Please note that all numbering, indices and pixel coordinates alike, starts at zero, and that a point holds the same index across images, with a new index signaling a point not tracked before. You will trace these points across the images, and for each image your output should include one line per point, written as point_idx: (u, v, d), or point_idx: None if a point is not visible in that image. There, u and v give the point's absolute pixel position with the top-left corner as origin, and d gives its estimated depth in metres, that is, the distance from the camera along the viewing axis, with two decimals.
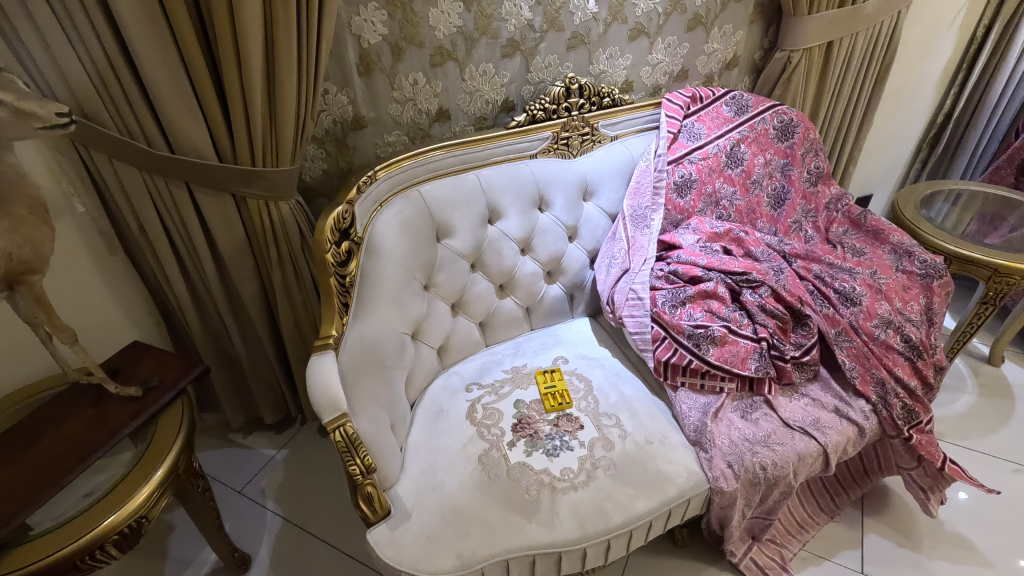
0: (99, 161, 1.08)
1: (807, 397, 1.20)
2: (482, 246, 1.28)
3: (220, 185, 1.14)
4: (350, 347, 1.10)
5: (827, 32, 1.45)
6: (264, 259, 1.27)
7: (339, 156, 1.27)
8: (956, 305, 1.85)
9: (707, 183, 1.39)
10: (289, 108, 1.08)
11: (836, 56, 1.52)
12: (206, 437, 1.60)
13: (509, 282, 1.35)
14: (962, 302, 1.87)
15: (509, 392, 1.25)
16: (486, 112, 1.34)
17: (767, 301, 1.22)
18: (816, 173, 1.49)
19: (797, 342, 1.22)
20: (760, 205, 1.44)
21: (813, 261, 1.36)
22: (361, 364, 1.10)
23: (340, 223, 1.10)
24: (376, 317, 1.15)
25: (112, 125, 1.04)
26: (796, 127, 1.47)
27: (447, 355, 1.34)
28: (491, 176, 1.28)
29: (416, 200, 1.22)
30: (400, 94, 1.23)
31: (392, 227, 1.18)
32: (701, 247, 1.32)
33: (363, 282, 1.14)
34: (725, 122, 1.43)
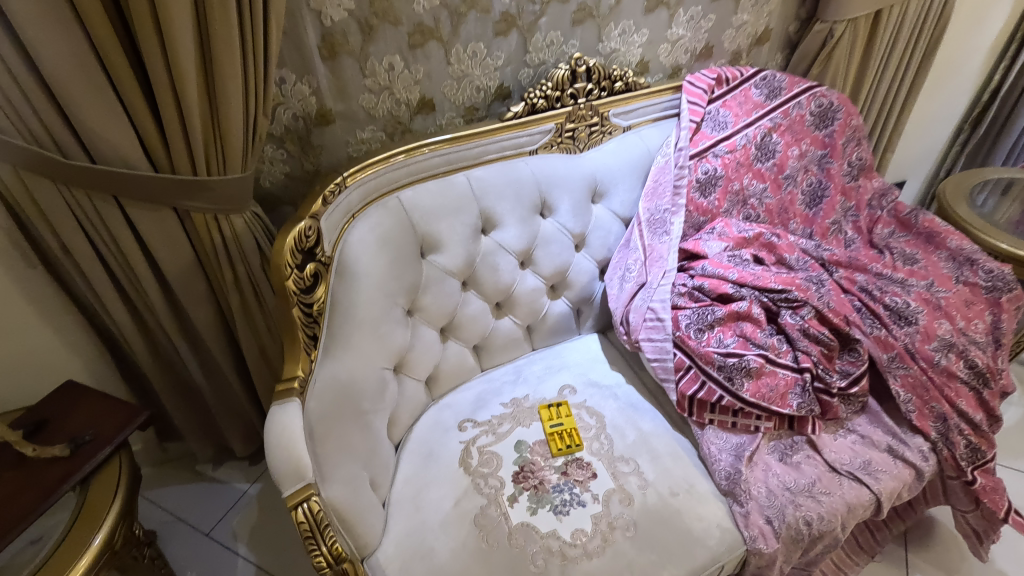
0: (4, 174, 0.88)
1: (855, 433, 1.03)
2: (475, 261, 1.09)
3: (157, 198, 0.94)
4: (320, 390, 0.93)
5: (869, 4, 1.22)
6: (218, 280, 1.08)
7: (304, 157, 1.07)
8: None
9: (734, 180, 1.21)
10: (234, 103, 0.88)
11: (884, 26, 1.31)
12: (171, 470, 1.44)
13: (506, 300, 1.17)
14: None
15: (509, 431, 1.08)
16: (477, 100, 1.13)
17: (810, 325, 1.03)
18: (859, 165, 1.29)
19: (843, 371, 1.03)
20: (794, 204, 1.25)
21: (858, 270, 1.18)
22: (334, 409, 0.93)
23: (303, 242, 0.93)
24: (351, 351, 0.98)
25: (15, 131, 0.84)
26: (836, 112, 1.27)
27: (437, 385, 1.17)
28: (484, 177, 1.08)
29: (395, 209, 1.02)
30: (373, 82, 1.02)
31: (368, 243, 0.99)
32: (728, 257, 1.14)
33: (334, 311, 0.97)
34: (755, 108, 1.23)
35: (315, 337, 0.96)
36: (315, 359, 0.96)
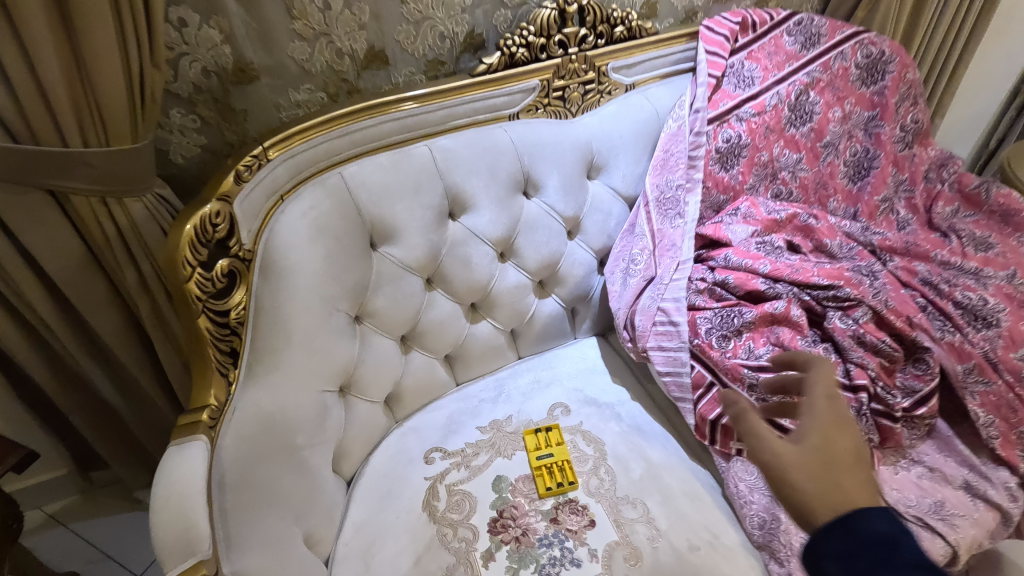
0: None
1: (922, 465, 0.81)
2: (441, 253, 0.88)
3: (20, 177, 0.73)
4: (237, 422, 0.73)
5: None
6: (121, 281, 0.87)
7: (223, 125, 0.84)
8: None
9: (762, 150, 1.00)
10: (102, 47, 0.66)
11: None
12: (103, 497, 1.24)
13: (484, 300, 0.95)
14: None
15: (486, 464, 0.87)
16: (442, 52, 0.91)
17: (865, 330, 0.81)
18: (914, 130, 1.06)
19: (905, 387, 0.81)
20: (835, 177, 1.04)
21: (917, 258, 0.96)
22: (255, 445, 0.73)
23: (210, 231, 0.71)
24: (280, 370, 0.77)
25: None
26: (887, 64, 1.04)
27: (399, 405, 0.95)
28: (451, 148, 0.86)
29: (335, 188, 0.80)
30: (305, 25, 0.80)
31: (299, 232, 0.77)
32: (755, 244, 0.93)
33: (258, 320, 0.76)
34: (788, 59, 1.00)
35: (236, 353, 0.75)
36: (234, 382, 0.75)
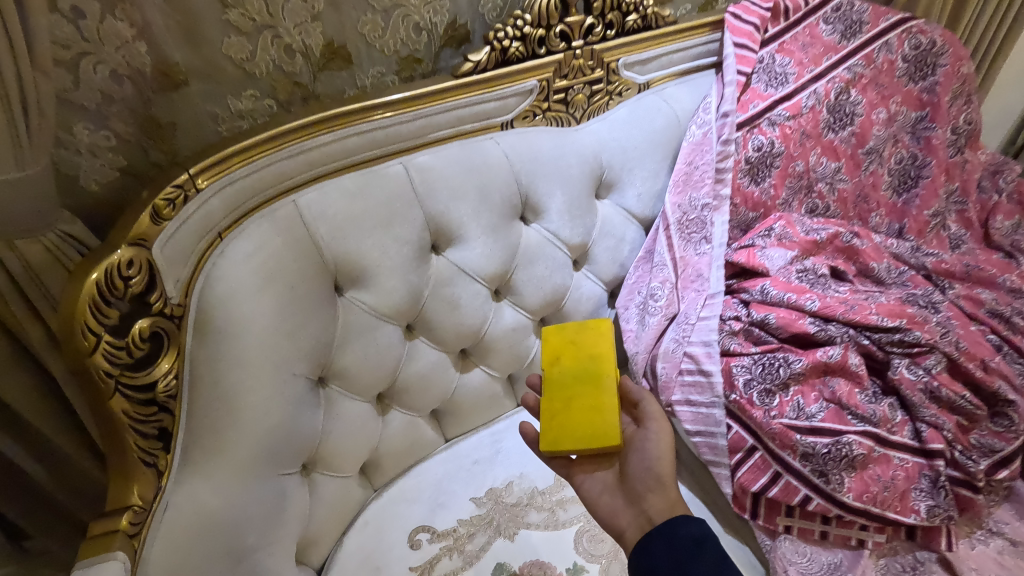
0: None
1: (1003, 538, 0.68)
2: (423, 296, 0.72)
3: None
4: (171, 527, 0.58)
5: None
6: (31, 341, 0.70)
7: (146, 144, 0.67)
8: None
9: (797, 158, 0.85)
10: None
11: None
12: None
13: (477, 346, 0.80)
14: None
15: (484, 547, 0.73)
16: (418, 48, 0.75)
17: (939, 382, 0.68)
18: (968, 131, 0.91)
19: (980, 446, 0.67)
20: (879, 188, 0.90)
21: (978, 284, 0.82)
22: (192, 557, 0.58)
23: (120, 286, 0.55)
24: (224, 456, 0.62)
25: None
26: (941, 55, 0.89)
27: (378, 473, 0.80)
28: (433, 166, 0.70)
29: (287, 219, 0.64)
30: (244, 16, 0.63)
31: (243, 279, 0.61)
32: (796, 274, 0.79)
33: (192, 392, 0.60)
34: (827, 51, 0.85)
35: (168, 432, 0.59)
36: (166, 471, 0.59)
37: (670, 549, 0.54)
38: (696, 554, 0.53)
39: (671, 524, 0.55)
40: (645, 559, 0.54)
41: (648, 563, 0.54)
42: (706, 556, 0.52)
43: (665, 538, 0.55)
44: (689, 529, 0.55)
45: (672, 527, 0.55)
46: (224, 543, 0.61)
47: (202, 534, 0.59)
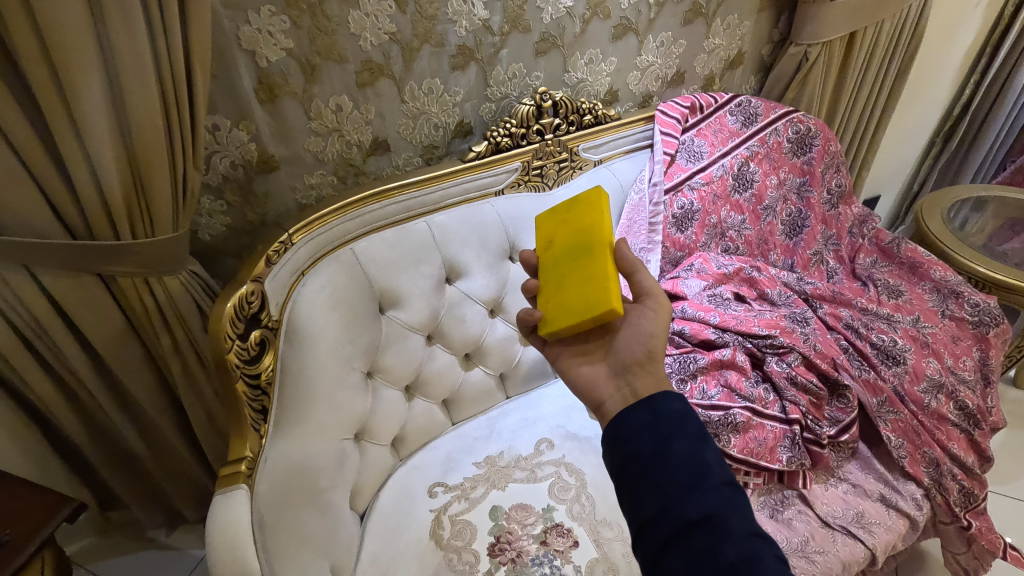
0: None
1: (847, 482, 0.98)
2: (440, 314, 1.02)
3: (76, 266, 0.84)
4: (270, 472, 0.84)
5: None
6: (156, 347, 0.98)
7: (246, 208, 0.96)
8: None
9: (711, 214, 1.14)
10: (155, 157, 0.77)
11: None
12: (117, 538, 1.31)
13: (477, 350, 1.10)
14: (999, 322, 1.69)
15: (483, 495, 1.00)
16: (436, 139, 1.05)
17: (797, 372, 0.97)
18: (838, 193, 1.26)
19: (832, 418, 0.98)
20: (775, 235, 1.20)
21: (842, 305, 1.13)
22: (285, 494, 0.84)
23: (245, 308, 0.82)
24: (304, 427, 0.88)
25: None
26: (814, 139, 1.24)
27: (404, 446, 1.08)
28: (447, 223, 1.01)
29: (348, 262, 0.93)
30: (320, 124, 0.93)
31: (320, 303, 0.89)
32: (708, 297, 1.08)
33: (284, 380, 0.87)
34: (731, 136, 1.18)
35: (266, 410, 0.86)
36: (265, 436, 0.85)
37: (650, 419, 0.55)
38: (675, 430, 0.54)
39: (652, 400, 0.57)
40: (623, 430, 0.56)
41: (626, 432, 0.55)
42: (688, 441, 0.53)
43: (647, 411, 0.56)
44: (670, 405, 0.56)
45: (652, 403, 0.57)
46: (302, 487, 0.87)
47: (289, 480, 0.85)
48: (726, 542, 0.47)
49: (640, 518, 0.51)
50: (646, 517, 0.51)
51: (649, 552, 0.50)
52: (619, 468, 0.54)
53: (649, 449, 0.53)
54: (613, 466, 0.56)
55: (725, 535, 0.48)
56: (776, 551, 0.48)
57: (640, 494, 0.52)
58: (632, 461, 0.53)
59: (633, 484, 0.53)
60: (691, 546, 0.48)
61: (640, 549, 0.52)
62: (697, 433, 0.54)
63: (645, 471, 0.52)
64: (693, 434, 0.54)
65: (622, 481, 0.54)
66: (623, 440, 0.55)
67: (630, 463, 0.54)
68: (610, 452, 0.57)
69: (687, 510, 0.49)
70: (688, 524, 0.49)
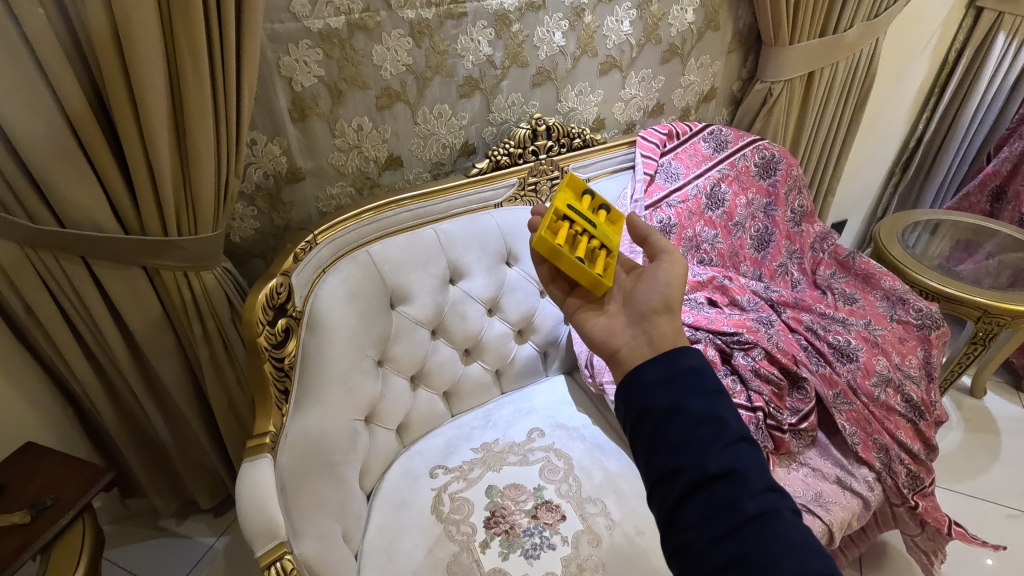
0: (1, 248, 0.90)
1: (807, 466, 1.09)
2: (444, 311, 1.15)
3: (126, 258, 0.95)
4: (292, 445, 0.92)
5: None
6: (188, 336, 1.08)
7: (274, 214, 1.08)
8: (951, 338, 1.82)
9: (688, 228, 1.27)
10: (205, 167, 0.89)
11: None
12: (132, 527, 1.38)
13: (475, 346, 1.22)
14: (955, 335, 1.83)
15: (480, 476, 1.10)
16: (443, 157, 1.19)
17: (760, 365, 1.10)
18: (800, 213, 1.42)
19: (792, 408, 1.10)
20: (745, 248, 1.35)
21: (803, 310, 1.27)
22: (305, 465, 0.93)
23: (274, 298, 0.92)
24: (321, 406, 0.98)
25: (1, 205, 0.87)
26: (778, 163, 1.40)
27: (407, 432, 1.18)
28: (452, 230, 1.14)
29: (365, 262, 1.05)
30: (342, 142, 1.06)
31: (338, 296, 1.00)
32: (684, 300, 1.20)
33: (304, 365, 0.96)
34: (704, 160, 1.33)
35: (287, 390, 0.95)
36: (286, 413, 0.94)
37: (665, 374, 0.52)
38: (693, 385, 0.51)
39: (669, 355, 0.54)
40: (638, 384, 0.52)
41: (641, 386, 0.52)
42: (706, 396, 0.50)
43: (663, 365, 0.53)
44: (687, 360, 0.53)
45: (668, 357, 0.54)
46: (319, 460, 0.95)
47: (308, 454, 0.94)
48: (745, 496, 0.45)
49: (655, 473, 0.49)
50: (662, 472, 0.48)
51: (664, 505, 0.48)
52: (634, 423, 0.51)
53: (665, 404, 0.50)
54: (626, 419, 0.53)
55: (743, 489, 0.45)
56: (792, 505, 0.46)
57: (656, 448, 0.49)
58: (647, 415, 0.50)
59: (649, 438, 0.50)
60: (708, 498, 0.45)
61: (654, 502, 0.49)
62: (715, 388, 0.51)
63: (660, 426, 0.49)
64: (710, 389, 0.51)
65: (636, 435, 0.51)
66: (637, 393, 0.52)
67: (645, 418, 0.50)
68: (623, 406, 0.53)
69: (706, 465, 0.46)
70: (706, 479, 0.46)
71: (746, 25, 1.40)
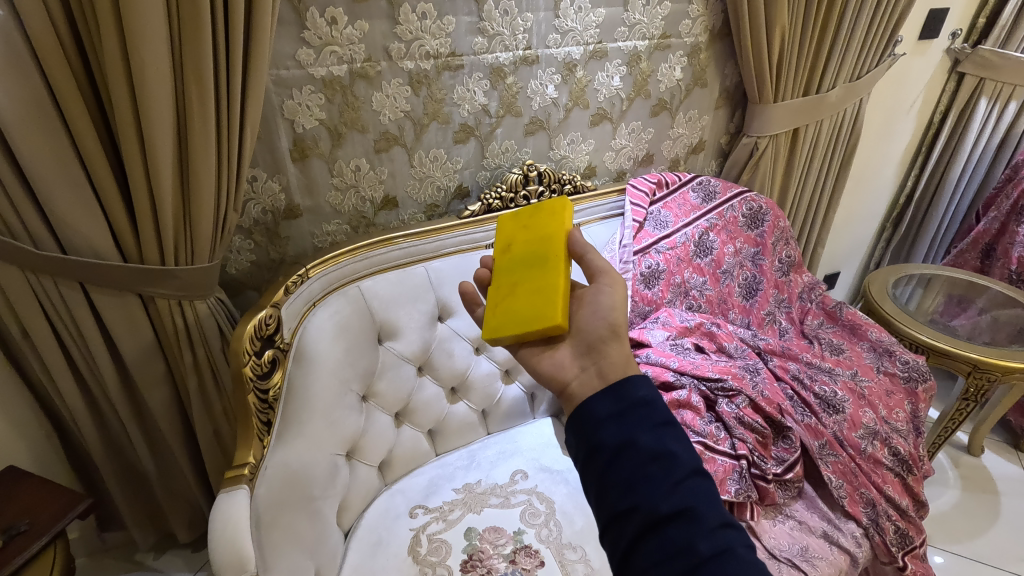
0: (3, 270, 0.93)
1: (793, 519, 1.06)
2: (431, 347, 1.18)
3: (122, 285, 0.98)
4: (270, 478, 0.92)
5: (804, 58, 1.41)
6: (177, 364, 1.10)
7: (270, 248, 1.11)
8: (942, 393, 1.82)
9: (676, 274, 1.30)
10: (205, 201, 0.93)
11: (826, 56, 1.43)
12: (107, 560, 1.35)
13: (461, 384, 1.24)
14: (947, 390, 1.83)
15: (459, 518, 1.08)
16: (438, 199, 1.23)
17: (745, 413, 1.10)
18: (788, 262, 1.45)
19: (778, 457, 1.09)
20: (733, 296, 1.36)
21: (790, 358, 1.27)
22: (282, 499, 0.92)
23: (263, 329, 0.94)
24: (304, 438, 0.98)
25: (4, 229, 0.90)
26: (766, 215, 1.43)
27: (389, 470, 1.18)
28: (442, 269, 1.18)
29: (355, 297, 1.08)
30: (340, 181, 1.10)
31: (327, 329, 1.02)
32: (671, 345, 1.20)
33: (289, 397, 0.97)
34: (693, 209, 1.37)
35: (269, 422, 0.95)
36: (267, 444, 0.94)
37: (615, 409, 0.52)
38: (643, 419, 0.51)
39: (617, 387, 0.54)
40: (587, 421, 0.52)
41: (591, 421, 0.52)
42: (656, 430, 0.50)
43: (612, 398, 0.53)
44: (637, 392, 0.53)
45: (617, 390, 0.53)
46: (297, 494, 0.95)
47: (286, 488, 0.93)
48: (699, 536, 0.45)
49: (608, 512, 0.48)
50: (614, 513, 0.48)
51: (619, 545, 0.48)
52: (584, 460, 0.51)
53: (616, 440, 0.50)
54: (578, 453, 0.52)
55: (696, 528, 0.45)
56: (746, 539, 0.47)
57: (607, 487, 0.49)
58: (598, 452, 0.50)
59: (600, 477, 0.49)
60: (661, 540, 0.45)
61: (608, 542, 0.49)
62: (664, 421, 0.51)
63: (612, 463, 0.49)
64: (660, 422, 0.51)
65: (588, 472, 0.51)
66: (587, 429, 0.52)
67: (596, 454, 0.50)
68: (575, 441, 0.53)
69: (658, 505, 0.46)
70: (659, 520, 0.46)
71: (733, 83, 1.47)
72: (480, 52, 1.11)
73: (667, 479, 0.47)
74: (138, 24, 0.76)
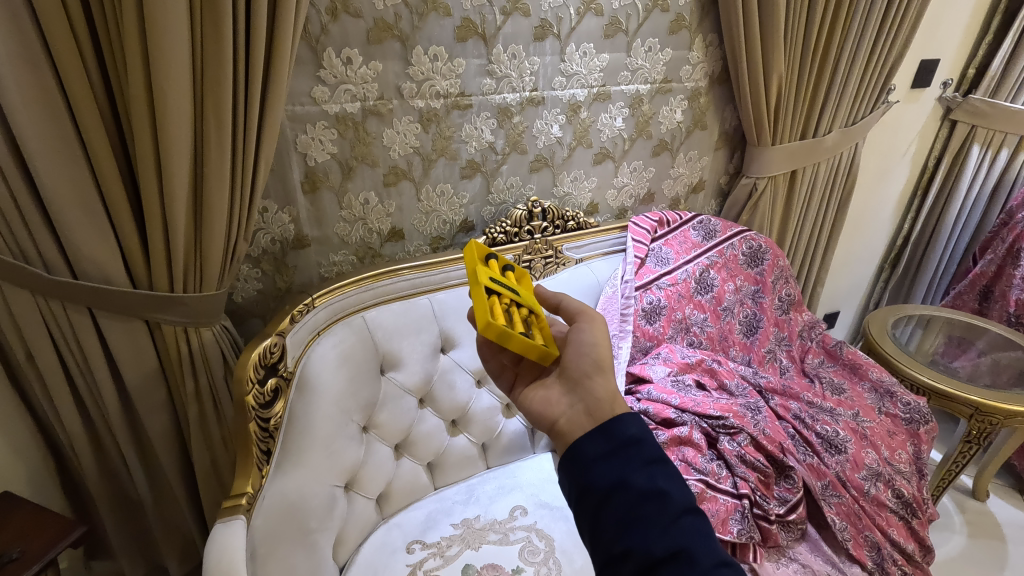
0: (13, 293, 0.94)
1: (797, 562, 1.04)
2: (432, 379, 1.18)
3: (129, 311, 0.98)
4: (266, 508, 0.91)
5: (800, 104, 1.46)
6: (179, 391, 1.10)
7: (277, 276, 1.13)
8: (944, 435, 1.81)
9: (676, 310, 1.31)
10: (217, 229, 0.95)
11: (821, 102, 1.48)
12: None
13: (462, 417, 1.24)
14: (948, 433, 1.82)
15: (457, 554, 1.06)
16: (443, 232, 1.26)
17: (747, 451, 1.09)
18: (788, 300, 1.46)
19: (780, 497, 1.08)
20: (733, 333, 1.37)
21: (792, 397, 1.27)
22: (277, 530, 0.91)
23: (266, 357, 0.93)
24: (303, 468, 0.97)
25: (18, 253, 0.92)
26: (765, 254, 1.45)
27: (387, 503, 1.16)
28: (446, 301, 1.19)
29: (359, 327, 1.09)
30: (349, 213, 1.13)
31: (330, 358, 1.03)
32: (672, 381, 1.20)
33: (289, 426, 0.96)
34: (694, 247, 1.39)
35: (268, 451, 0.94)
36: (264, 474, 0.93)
37: (606, 449, 0.52)
38: (633, 458, 0.51)
39: (607, 426, 0.54)
40: (578, 461, 0.52)
41: (581, 463, 0.52)
42: (646, 468, 0.51)
43: (603, 437, 0.53)
44: (626, 430, 0.53)
45: (607, 429, 0.54)
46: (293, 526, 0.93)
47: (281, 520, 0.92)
48: None
49: (604, 555, 0.48)
50: (610, 555, 0.48)
51: None
52: (577, 500, 0.51)
53: (608, 480, 0.50)
54: (569, 494, 0.52)
55: (693, 569, 0.45)
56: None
57: (602, 529, 0.49)
58: (589, 493, 0.50)
59: (594, 518, 0.50)
60: None
61: None
62: (655, 459, 0.51)
63: (604, 505, 0.49)
64: (650, 460, 0.51)
65: (581, 512, 0.51)
66: (577, 470, 0.52)
67: (587, 494, 0.50)
68: (566, 481, 0.53)
69: (653, 546, 0.46)
70: (654, 563, 0.46)
71: (732, 125, 1.51)
72: (488, 92, 1.15)
73: (660, 520, 0.48)
74: (163, 60, 0.79)
